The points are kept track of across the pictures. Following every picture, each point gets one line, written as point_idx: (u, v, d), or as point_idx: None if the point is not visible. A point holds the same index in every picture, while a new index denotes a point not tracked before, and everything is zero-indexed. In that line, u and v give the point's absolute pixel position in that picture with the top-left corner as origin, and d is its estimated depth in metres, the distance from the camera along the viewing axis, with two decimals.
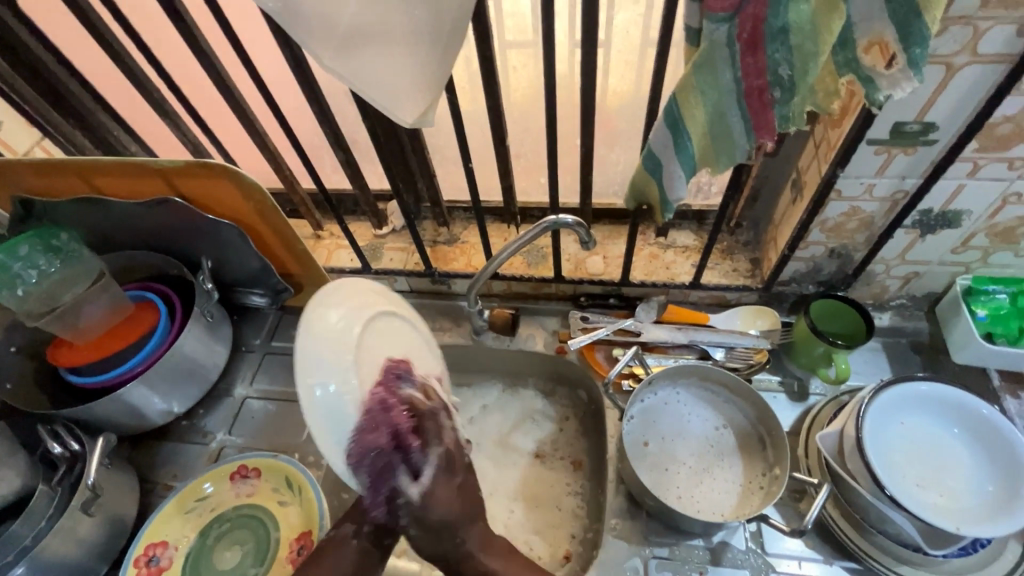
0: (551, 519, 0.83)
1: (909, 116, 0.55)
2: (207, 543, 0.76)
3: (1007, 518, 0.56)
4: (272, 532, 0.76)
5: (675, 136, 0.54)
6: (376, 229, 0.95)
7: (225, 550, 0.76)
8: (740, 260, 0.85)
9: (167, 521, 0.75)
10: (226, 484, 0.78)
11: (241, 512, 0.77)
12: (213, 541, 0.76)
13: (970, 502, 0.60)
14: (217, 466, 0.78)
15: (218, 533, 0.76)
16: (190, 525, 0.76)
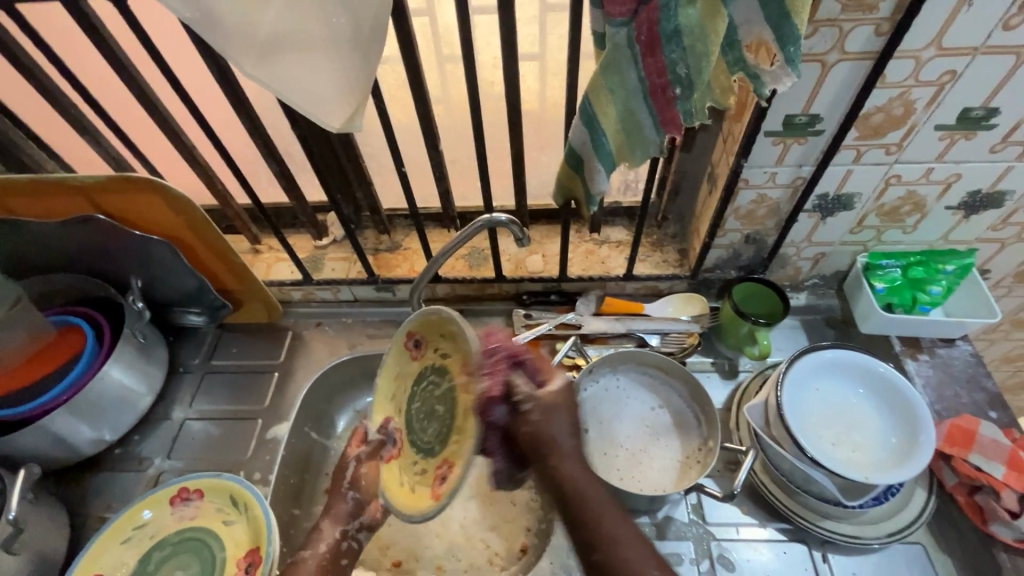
0: (505, 514, 0.84)
1: (797, 109, 0.62)
2: (148, 570, 0.72)
3: (908, 464, 0.63)
4: (218, 553, 0.73)
5: (591, 133, 0.58)
6: (316, 240, 0.94)
7: None
8: (668, 251, 0.90)
9: (104, 551, 0.72)
10: (167, 508, 0.75)
11: (184, 536, 0.74)
12: (154, 567, 0.73)
13: (878, 455, 0.66)
14: (156, 490, 0.75)
15: (159, 558, 0.73)
16: (129, 553, 0.73)
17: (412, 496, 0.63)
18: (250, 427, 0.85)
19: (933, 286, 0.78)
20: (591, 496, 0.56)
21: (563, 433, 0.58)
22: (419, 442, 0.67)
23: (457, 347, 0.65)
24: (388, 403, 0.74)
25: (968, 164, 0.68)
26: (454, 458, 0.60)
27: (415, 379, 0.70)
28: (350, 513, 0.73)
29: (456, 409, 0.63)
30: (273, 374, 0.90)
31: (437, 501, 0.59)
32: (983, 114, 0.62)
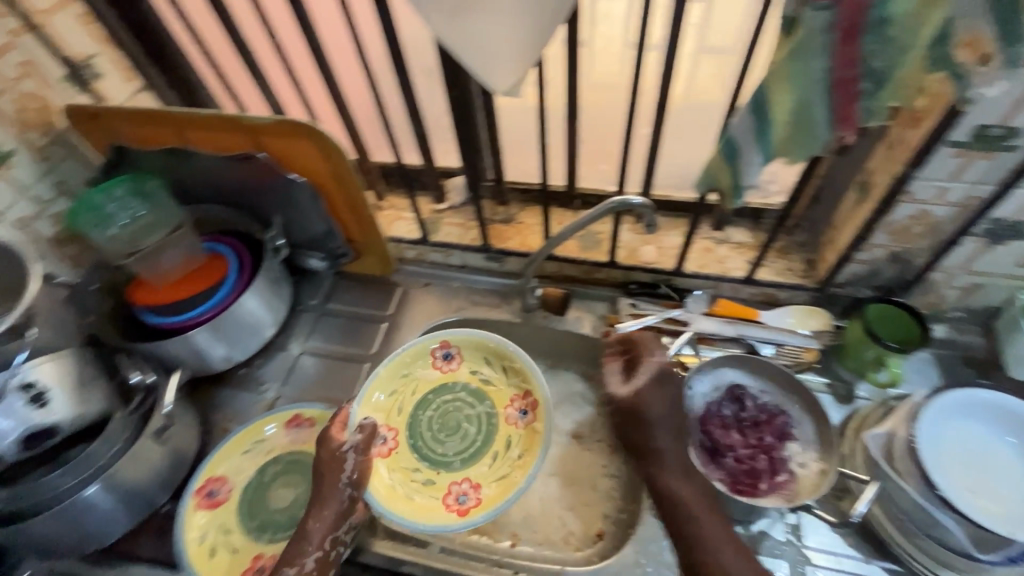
0: (585, 497, 0.84)
1: (996, 120, 0.56)
2: (263, 481, 0.79)
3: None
4: None
5: (757, 122, 0.55)
6: (436, 204, 0.98)
7: (280, 489, 0.79)
8: (794, 260, 0.86)
9: (225, 458, 0.79)
10: (281, 429, 0.82)
11: (294, 457, 0.81)
12: (269, 479, 0.79)
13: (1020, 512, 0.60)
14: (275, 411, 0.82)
15: (273, 472, 0.80)
16: (248, 463, 0.80)
17: (414, 504, 0.79)
18: (357, 369, 0.91)
19: None
20: (674, 487, 0.66)
21: (655, 406, 0.69)
22: (424, 449, 0.84)
23: (505, 379, 0.87)
24: (386, 403, 0.85)
25: None
26: (480, 481, 0.81)
27: (432, 389, 0.88)
28: (339, 519, 0.70)
29: (493, 434, 0.85)
30: (381, 324, 0.95)
31: (465, 514, 0.77)
32: None
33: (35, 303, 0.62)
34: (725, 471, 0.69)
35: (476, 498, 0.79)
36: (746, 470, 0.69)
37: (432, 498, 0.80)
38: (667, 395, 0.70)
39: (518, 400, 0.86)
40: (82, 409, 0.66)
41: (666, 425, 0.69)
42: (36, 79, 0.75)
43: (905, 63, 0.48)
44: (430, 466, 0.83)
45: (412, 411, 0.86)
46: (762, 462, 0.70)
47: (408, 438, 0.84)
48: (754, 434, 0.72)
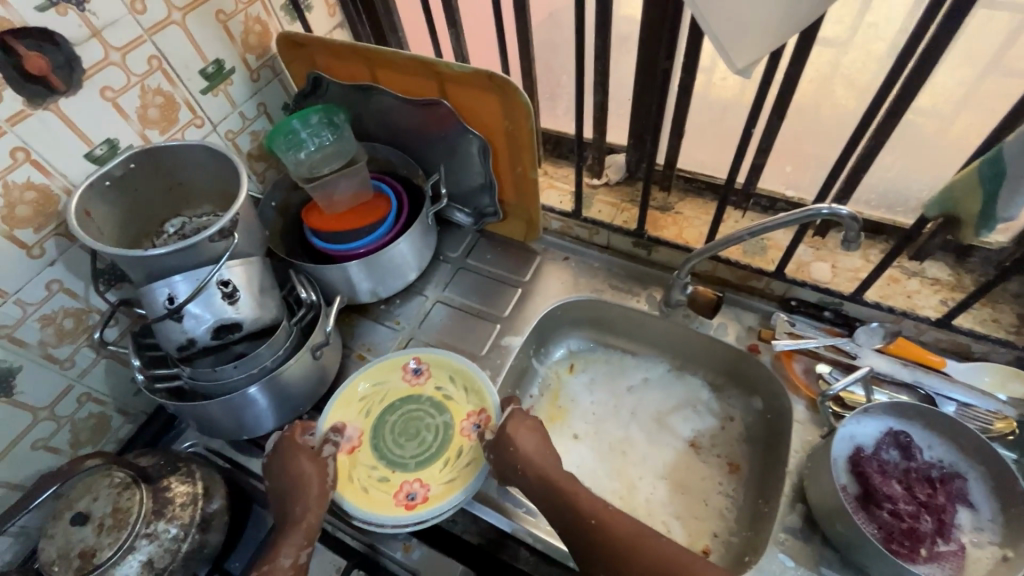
0: (695, 510, 0.80)
1: None
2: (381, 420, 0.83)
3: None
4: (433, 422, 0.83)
5: None
6: (592, 178, 0.96)
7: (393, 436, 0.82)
8: (1002, 311, 0.74)
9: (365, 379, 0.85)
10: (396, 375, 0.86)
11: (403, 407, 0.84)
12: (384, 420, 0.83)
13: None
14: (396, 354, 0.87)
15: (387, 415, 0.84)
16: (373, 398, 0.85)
17: (364, 497, 0.76)
18: (486, 328, 0.92)
19: None
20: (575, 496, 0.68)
21: (524, 449, 0.72)
22: (383, 450, 0.81)
23: (466, 394, 0.84)
24: (355, 404, 0.84)
25: None
26: (431, 480, 0.77)
27: (400, 397, 0.85)
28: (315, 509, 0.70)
29: (449, 442, 0.81)
30: (515, 290, 0.95)
31: (413, 509, 0.74)
32: None
33: (242, 210, 0.68)
34: (880, 527, 0.61)
35: (423, 495, 0.76)
36: (906, 530, 0.61)
37: (384, 494, 0.77)
38: (522, 441, 0.73)
39: (475, 414, 0.82)
40: (261, 313, 0.72)
41: (536, 457, 0.72)
42: (262, 5, 0.82)
43: None
44: (388, 465, 0.80)
45: (378, 414, 0.84)
46: (927, 525, 0.61)
47: (371, 439, 0.82)
48: (921, 491, 0.63)
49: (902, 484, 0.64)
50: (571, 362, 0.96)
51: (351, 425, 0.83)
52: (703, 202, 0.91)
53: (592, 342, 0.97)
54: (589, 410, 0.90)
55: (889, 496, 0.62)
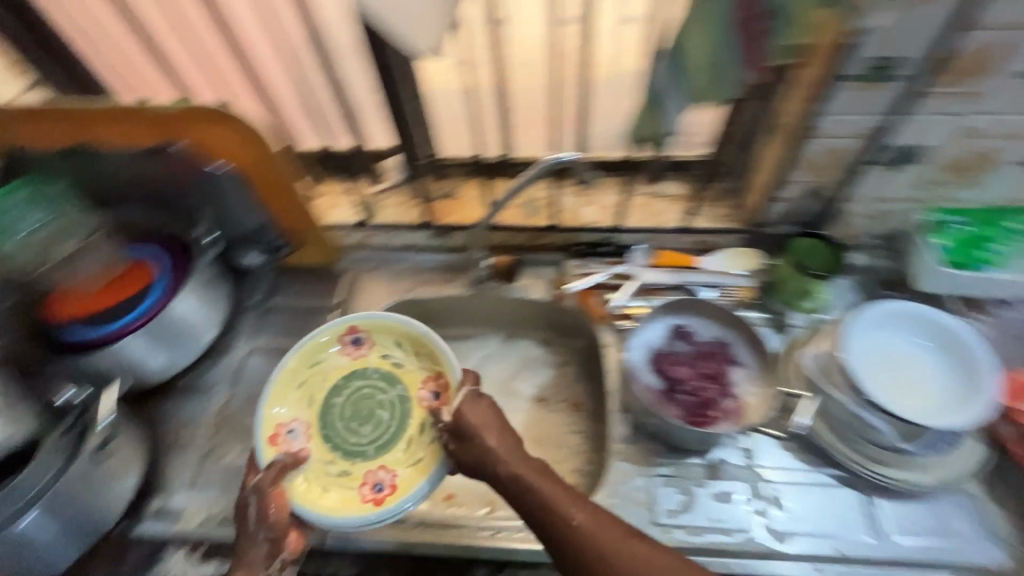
0: (555, 456, 0.87)
1: (886, 51, 0.60)
2: (329, 403, 0.79)
3: (977, 409, 0.64)
4: (386, 395, 0.79)
5: (676, 68, 0.58)
6: (372, 185, 0.96)
7: (348, 423, 0.78)
8: (723, 206, 0.90)
9: (297, 371, 0.79)
10: (335, 352, 0.81)
11: (353, 383, 0.80)
12: (333, 403, 0.79)
13: (937, 404, 0.67)
14: (325, 332, 0.80)
15: (336, 398, 0.79)
16: (314, 384, 0.79)
17: (327, 499, 0.71)
18: None
19: (998, 246, 0.77)
20: (563, 514, 0.57)
21: (495, 445, 0.62)
22: (337, 439, 0.77)
23: (417, 360, 0.80)
24: (294, 394, 0.78)
25: None
26: (395, 464, 0.74)
27: (343, 375, 0.80)
28: (270, 552, 0.64)
29: (407, 420, 0.77)
30: (330, 314, 0.93)
31: (381, 503, 0.70)
32: None
33: None
34: (682, 409, 0.74)
35: (391, 483, 0.72)
36: (700, 403, 0.74)
37: (348, 489, 0.73)
38: (494, 429, 0.64)
39: (431, 381, 0.78)
40: (10, 431, 0.62)
41: (511, 460, 0.62)
42: None
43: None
44: (344, 457, 0.76)
45: (324, 400, 0.79)
46: (713, 391, 0.75)
47: (322, 429, 0.77)
48: (704, 366, 0.77)
49: (691, 366, 0.77)
50: None
51: (296, 417, 0.77)
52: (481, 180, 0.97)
53: None
54: None
55: (682, 381, 0.75)
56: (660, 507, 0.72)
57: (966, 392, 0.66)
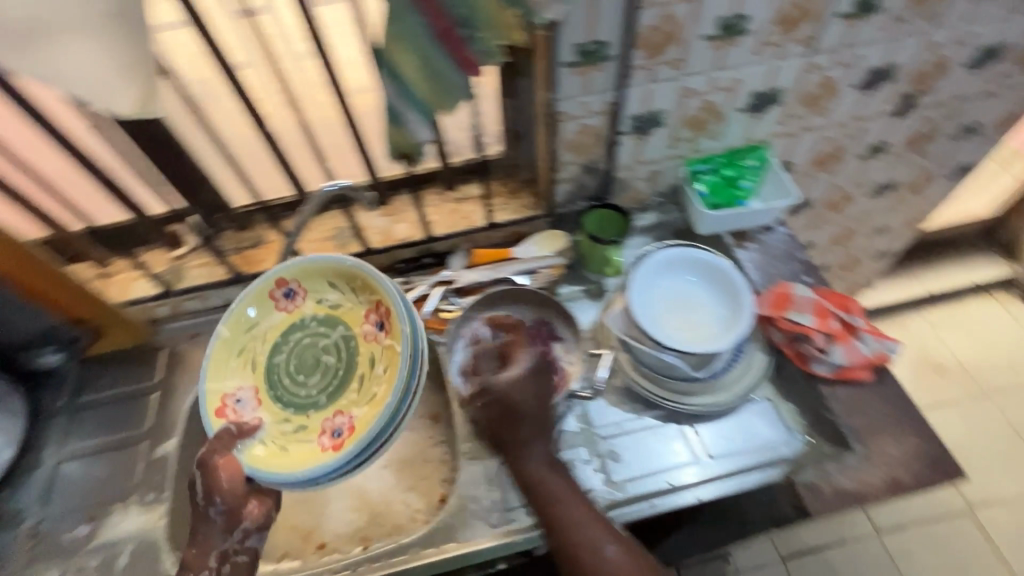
0: (421, 473, 0.87)
1: (589, 37, 0.68)
2: (274, 362, 0.81)
3: (741, 323, 0.75)
4: (335, 338, 0.82)
5: (397, 84, 0.60)
6: (171, 251, 0.90)
7: (300, 374, 0.81)
8: (525, 196, 0.96)
9: (231, 340, 0.79)
10: (268, 306, 0.81)
11: (301, 335, 0.83)
12: (279, 361, 0.81)
13: (715, 328, 0.77)
14: (253, 288, 0.79)
15: (284, 354, 0.82)
16: (252, 347, 0.81)
17: (290, 454, 0.74)
18: (134, 452, 0.82)
19: (743, 181, 0.89)
20: (564, 509, 0.65)
21: (539, 448, 0.70)
22: (282, 393, 0.80)
23: (355, 296, 0.81)
24: (233, 362, 0.79)
25: (743, 68, 0.78)
26: (348, 407, 0.78)
27: (280, 332, 0.82)
28: (230, 522, 0.68)
29: (354, 358, 0.81)
30: (152, 396, 0.87)
31: (338, 447, 0.72)
32: (736, 21, 0.71)
33: None
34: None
35: (349, 425, 0.75)
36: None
37: (308, 441, 0.76)
38: (536, 431, 0.71)
39: (373, 312, 0.80)
40: None
41: (547, 465, 0.69)
42: None
43: (477, 4, 0.57)
44: (297, 411, 0.79)
45: (266, 361, 0.81)
46: (537, 370, 0.79)
47: (270, 390, 0.80)
48: (525, 347, 0.80)
49: (512, 350, 0.80)
50: None
51: (242, 384, 0.80)
52: None
53: None
54: None
55: (503, 366, 0.79)
56: (511, 494, 0.73)
57: (734, 315, 0.77)
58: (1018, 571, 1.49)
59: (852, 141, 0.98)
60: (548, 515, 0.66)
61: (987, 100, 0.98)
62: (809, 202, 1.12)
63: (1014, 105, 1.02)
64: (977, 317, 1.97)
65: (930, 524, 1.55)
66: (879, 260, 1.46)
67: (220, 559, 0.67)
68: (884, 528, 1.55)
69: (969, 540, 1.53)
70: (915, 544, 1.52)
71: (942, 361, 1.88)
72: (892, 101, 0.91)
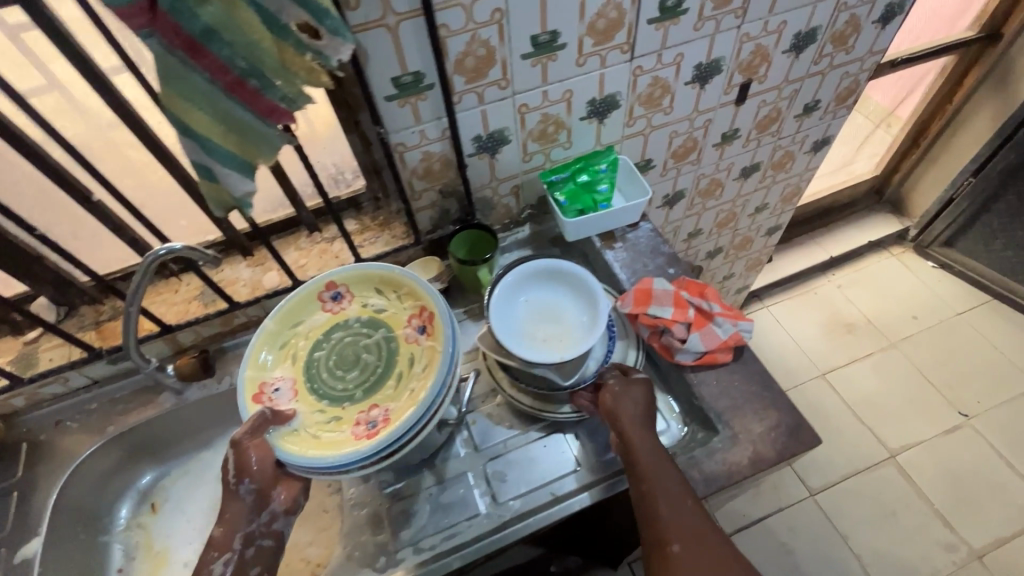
0: (320, 525, 0.84)
1: (402, 70, 0.68)
2: (315, 357, 0.77)
3: (598, 325, 0.75)
4: (368, 339, 0.78)
5: (199, 143, 0.59)
6: (22, 338, 0.86)
7: (335, 371, 0.76)
8: (396, 227, 0.95)
9: (278, 332, 0.77)
10: (316, 307, 0.80)
11: (333, 335, 0.79)
12: (320, 356, 0.77)
13: (578, 334, 0.77)
14: (306, 286, 0.79)
15: (324, 350, 0.78)
16: (299, 342, 0.78)
17: (319, 442, 0.68)
18: None
19: (600, 184, 0.91)
20: (653, 462, 0.65)
21: (630, 407, 0.69)
22: (323, 389, 0.75)
23: (397, 301, 0.79)
24: (278, 355, 0.77)
25: (572, 80, 0.80)
26: (386, 400, 0.72)
27: (324, 329, 0.79)
28: (254, 508, 0.66)
29: (394, 358, 0.76)
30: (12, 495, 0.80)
31: (375, 434, 0.67)
32: (549, 38, 0.73)
33: None
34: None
35: (384, 418, 0.70)
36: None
37: (340, 432, 0.70)
38: (640, 399, 0.71)
39: (415, 317, 0.77)
40: None
41: (638, 422, 0.68)
42: None
43: (263, 55, 0.56)
44: (333, 404, 0.74)
45: (307, 356, 0.78)
46: None
47: (307, 382, 0.76)
48: None
49: None
50: (150, 503, 0.89)
51: (282, 375, 0.76)
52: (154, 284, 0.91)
53: (154, 473, 0.91)
54: (186, 531, 0.87)
55: None
56: (399, 534, 0.72)
57: (594, 318, 0.77)
58: (942, 510, 1.57)
59: (702, 132, 1.03)
60: (636, 466, 0.65)
61: (817, 79, 1.05)
62: (680, 192, 1.17)
63: (844, 80, 1.09)
64: (877, 273, 2.09)
65: (857, 475, 1.64)
66: (769, 234, 1.54)
67: (245, 541, 0.65)
68: (816, 488, 1.63)
69: (894, 485, 1.61)
70: (847, 498, 1.60)
71: (851, 318, 1.98)
72: (727, 91, 0.96)
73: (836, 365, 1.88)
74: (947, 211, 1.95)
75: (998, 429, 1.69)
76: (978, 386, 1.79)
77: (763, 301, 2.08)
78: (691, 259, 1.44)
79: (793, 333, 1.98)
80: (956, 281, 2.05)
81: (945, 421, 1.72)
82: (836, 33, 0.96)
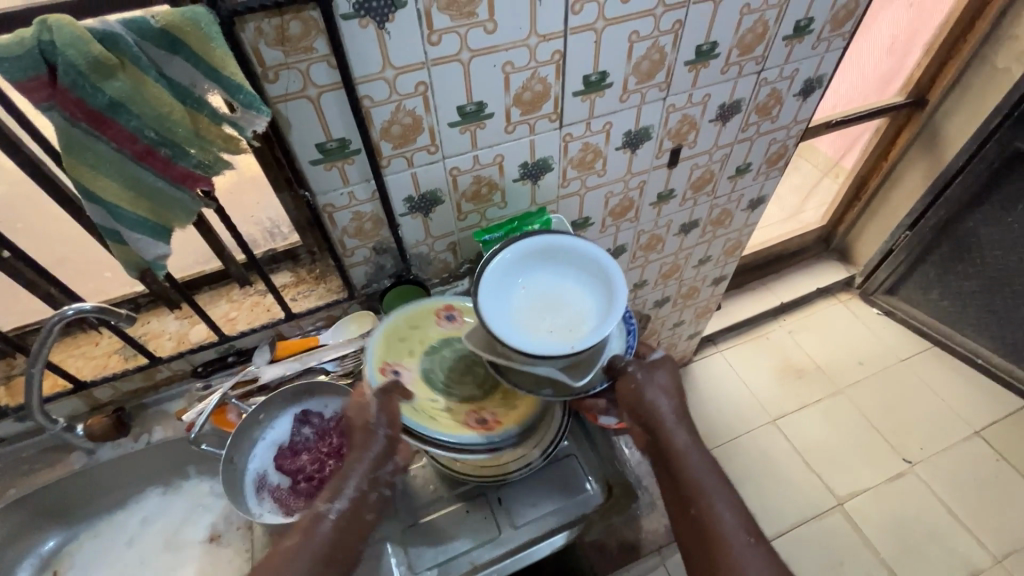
0: None
1: (327, 136, 0.70)
2: (428, 357, 0.75)
3: (611, 316, 0.66)
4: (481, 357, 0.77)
5: (105, 208, 0.58)
6: None
7: (447, 375, 0.74)
8: (331, 280, 0.95)
9: (398, 325, 0.75)
10: (432, 318, 0.78)
11: (446, 345, 0.77)
12: (434, 358, 0.75)
13: (587, 326, 0.68)
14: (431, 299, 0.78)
15: (438, 355, 0.76)
16: (413, 344, 0.75)
17: (441, 422, 0.67)
18: None
19: None
20: (697, 466, 0.68)
21: (665, 405, 0.70)
22: (435, 384, 0.72)
23: None
24: (396, 343, 0.73)
25: (503, 145, 0.83)
26: (495, 408, 0.73)
27: (440, 337, 0.77)
28: (380, 460, 0.66)
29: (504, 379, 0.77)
30: None
31: (491, 430, 0.69)
32: (476, 108, 0.75)
33: None
34: (301, 494, 0.80)
35: (495, 418, 0.71)
36: (317, 485, 0.80)
37: (453, 419, 0.69)
38: (668, 389, 0.71)
39: None
40: None
41: (675, 423, 0.70)
42: None
43: (174, 125, 0.56)
44: (443, 397, 0.71)
45: (423, 351, 0.75)
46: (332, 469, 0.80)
47: (421, 375, 0.72)
48: (325, 447, 0.82)
49: (314, 450, 0.82)
50: (52, 570, 0.84)
51: (400, 363, 0.72)
52: (74, 337, 0.88)
53: (59, 538, 0.86)
54: None
55: (302, 469, 0.81)
56: None
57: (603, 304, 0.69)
58: (888, 559, 1.58)
59: (638, 192, 1.07)
60: (679, 470, 0.68)
61: (747, 144, 1.11)
62: (622, 247, 1.20)
63: (773, 145, 1.15)
64: (826, 318, 2.16)
65: (806, 524, 1.65)
66: (715, 284, 1.58)
67: (370, 483, 0.66)
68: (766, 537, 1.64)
69: (842, 533, 1.63)
70: (796, 547, 1.61)
71: (801, 364, 2.04)
72: (659, 155, 1.00)
73: (787, 410, 1.91)
74: (888, 261, 2.04)
75: (940, 475, 1.74)
76: (921, 432, 1.84)
77: (718, 345, 2.12)
78: (639, 308, 1.47)
79: (744, 377, 2.02)
80: (900, 327, 2.13)
81: (890, 467, 1.76)
82: (760, 104, 1.02)
